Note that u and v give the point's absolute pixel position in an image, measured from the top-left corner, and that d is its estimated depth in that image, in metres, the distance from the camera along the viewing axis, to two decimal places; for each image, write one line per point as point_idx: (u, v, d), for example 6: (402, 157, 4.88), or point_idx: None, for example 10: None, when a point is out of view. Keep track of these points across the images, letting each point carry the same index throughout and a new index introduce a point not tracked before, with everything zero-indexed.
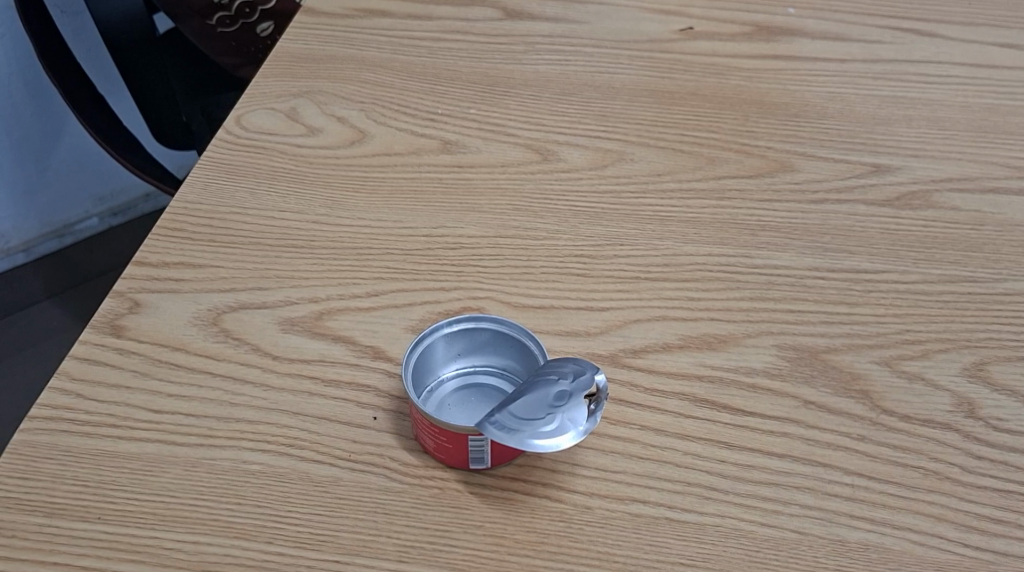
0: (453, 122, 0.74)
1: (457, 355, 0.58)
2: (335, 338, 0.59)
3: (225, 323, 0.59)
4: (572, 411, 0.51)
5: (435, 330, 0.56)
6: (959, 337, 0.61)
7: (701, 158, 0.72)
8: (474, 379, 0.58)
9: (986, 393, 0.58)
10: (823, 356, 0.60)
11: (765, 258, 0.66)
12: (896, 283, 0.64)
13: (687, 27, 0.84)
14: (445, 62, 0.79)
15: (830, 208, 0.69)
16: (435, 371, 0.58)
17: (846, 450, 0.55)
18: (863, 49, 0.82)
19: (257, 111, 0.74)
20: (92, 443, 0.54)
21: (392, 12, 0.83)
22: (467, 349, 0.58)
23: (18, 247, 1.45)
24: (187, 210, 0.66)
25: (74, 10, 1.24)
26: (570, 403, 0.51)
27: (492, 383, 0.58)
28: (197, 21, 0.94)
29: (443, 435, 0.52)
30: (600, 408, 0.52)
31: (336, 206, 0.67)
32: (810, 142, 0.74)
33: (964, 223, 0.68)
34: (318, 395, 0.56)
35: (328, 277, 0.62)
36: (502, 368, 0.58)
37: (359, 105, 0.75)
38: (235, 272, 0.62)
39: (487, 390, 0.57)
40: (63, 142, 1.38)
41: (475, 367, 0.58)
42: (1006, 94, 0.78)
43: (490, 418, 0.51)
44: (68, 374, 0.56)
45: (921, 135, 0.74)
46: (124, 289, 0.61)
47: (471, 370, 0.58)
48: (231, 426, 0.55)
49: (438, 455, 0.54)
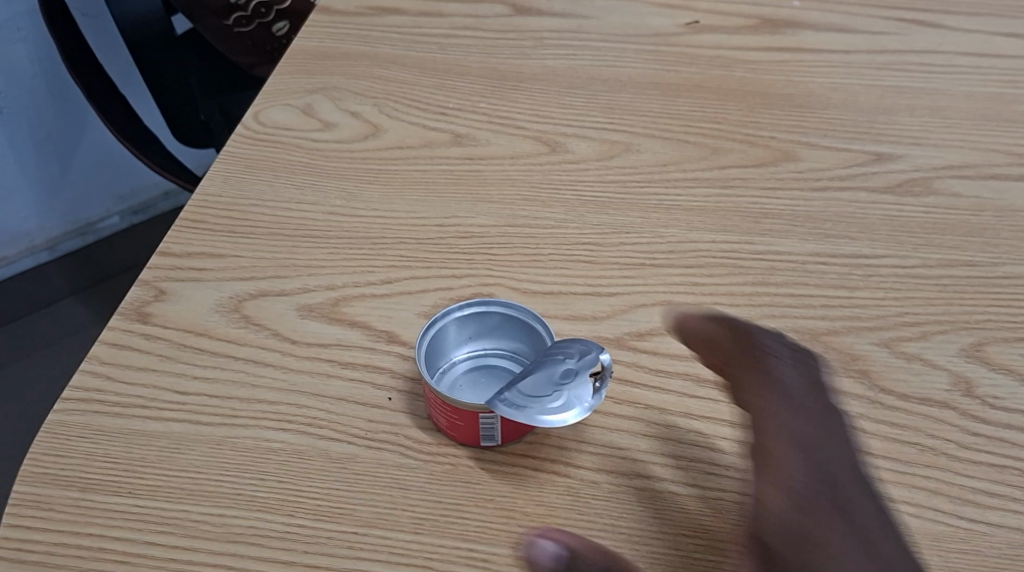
0: (464, 116, 0.76)
1: (468, 338, 0.60)
2: (351, 323, 0.61)
3: (246, 309, 0.62)
4: (576, 387, 0.54)
5: (446, 314, 0.59)
6: (957, 319, 0.63)
7: (706, 149, 0.74)
8: (485, 361, 0.60)
9: (983, 372, 0.60)
10: (824, 338, 0.62)
11: (767, 244, 0.67)
12: (897, 268, 0.66)
13: (693, 21, 0.85)
14: (456, 58, 0.81)
15: (833, 196, 0.71)
16: (448, 354, 0.60)
17: (845, 427, 0.57)
18: (867, 40, 0.84)
19: (275, 107, 0.76)
20: (123, 423, 0.56)
21: (404, 9, 0.85)
22: (477, 332, 0.60)
23: (42, 245, 1.48)
24: (207, 203, 0.68)
25: (96, 12, 1.27)
26: (575, 379, 0.54)
27: (502, 365, 0.60)
28: (215, 22, 0.97)
29: (455, 414, 0.54)
30: (603, 386, 0.54)
31: (351, 197, 0.70)
32: (813, 131, 0.75)
33: (964, 209, 0.70)
34: (335, 377, 0.59)
35: (345, 266, 0.65)
36: (512, 350, 0.60)
37: (372, 100, 0.77)
38: (254, 262, 0.65)
39: (495, 370, 0.60)
40: (85, 141, 1.41)
41: (486, 350, 0.60)
42: (1010, 83, 0.80)
43: (501, 396, 0.53)
44: (98, 359, 0.59)
45: (923, 124, 0.76)
46: (150, 278, 0.63)
47: (482, 353, 0.60)
48: (254, 406, 0.57)
49: (450, 433, 0.56)
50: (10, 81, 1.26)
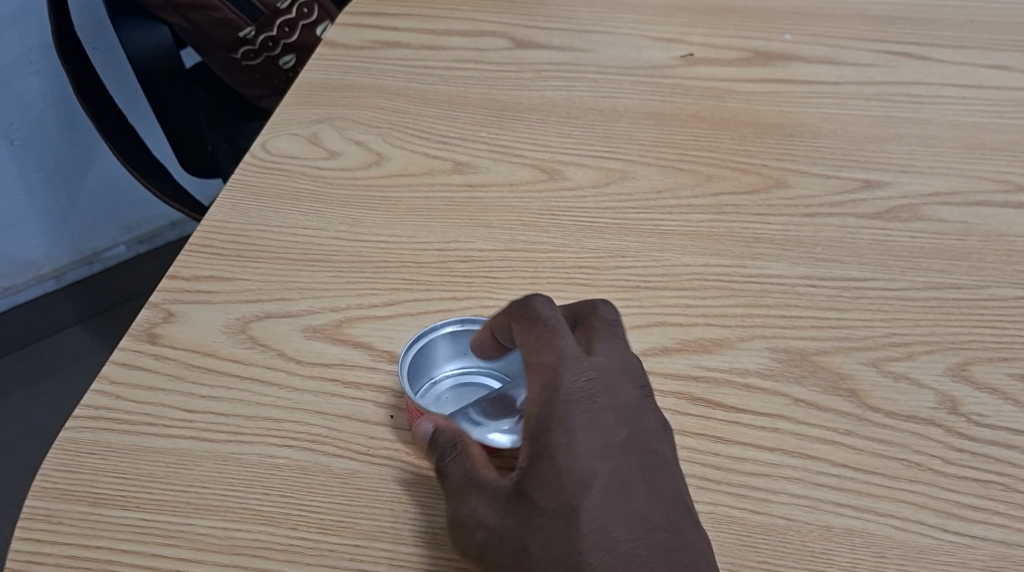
0: (464, 145, 0.79)
1: (456, 355, 0.62)
2: (354, 344, 0.63)
3: (253, 330, 0.64)
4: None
5: (433, 330, 0.61)
6: (944, 340, 0.65)
7: (700, 176, 0.76)
8: (471, 379, 0.62)
9: (968, 390, 0.62)
10: (813, 357, 0.63)
11: (759, 268, 0.69)
12: (885, 290, 0.68)
13: (687, 54, 0.88)
14: (457, 89, 0.84)
15: (823, 221, 0.73)
16: (434, 370, 0.62)
17: (833, 443, 0.59)
18: (857, 72, 0.86)
19: (282, 136, 0.79)
20: (132, 440, 0.58)
21: (408, 44, 0.88)
22: (463, 350, 0.62)
23: (49, 274, 1.50)
24: (216, 228, 0.71)
25: (107, 46, 1.30)
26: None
27: (487, 382, 0.62)
28: (222, 55, 1.01)
29: (425, 426, 0.57)
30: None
31: (355, 223, 0.72)
32: (803, 160, 0.78)
33: (951, 234, 0.72)
34: (338, 396, 0.60)
35: (348, 289, 0.67)
36: (498, 369, 0.62)
37: (376, 130, 0.80)
38: (261, 285, 0.67)
39: (481, 385, 0.61)
40: (93, 172, 1.44)
41: (473, 368, 0.62)
42: (995, 113, 0.82)
43: (469, 409, 0.57)
44: (109, 378, 0.61)
45: (910, 152, 0.78)
46: (159, 300, 0.65)
47: (469, 371, 0.62)
48: (259, 423, 0.59)
49: (424, 445, 0.58)
50: (23, 113, 1.30)
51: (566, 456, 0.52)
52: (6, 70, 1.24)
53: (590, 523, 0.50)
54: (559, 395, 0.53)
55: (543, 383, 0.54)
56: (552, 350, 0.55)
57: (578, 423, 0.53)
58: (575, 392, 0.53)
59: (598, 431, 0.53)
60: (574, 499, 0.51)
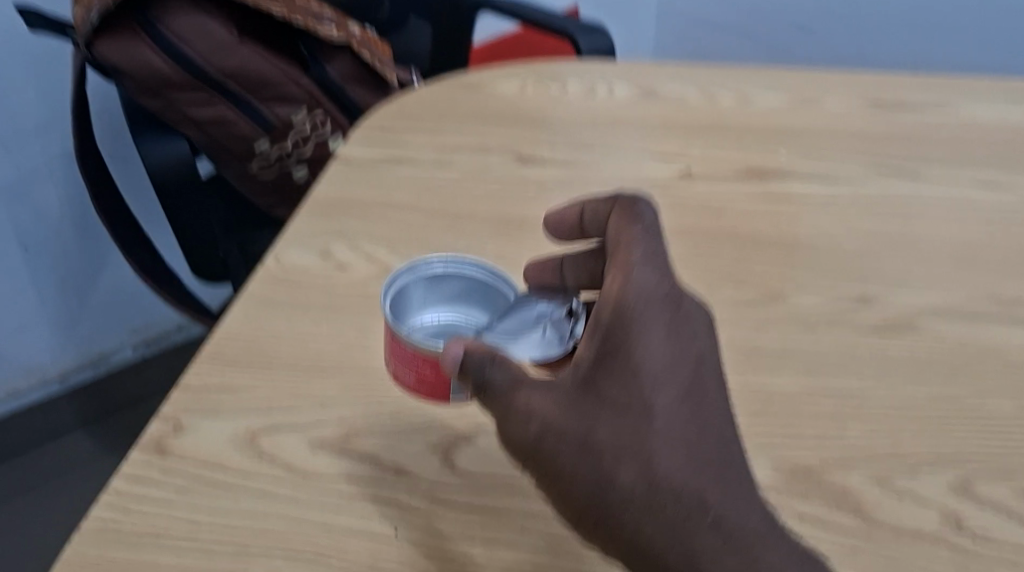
0: (471, 258, 0.80)
1: (426, 300, 0.72)
2: (361, 457, 0.64)
3: (262, 443, 0.64)
4: (550, 324, 0.65)
5: (411, 275, 0.71)
6: (945, 455, 0.65)
7: (701, 287, 0.78)
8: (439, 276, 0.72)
9: (973, 507, 0.62)
10: (818, 474, 0.64)
11: (763, 380, 0.70)
12: (885, 403, 0.69)
13: (685, 170, 0.91)
14: (464, 204, 0.86)
15: (824, 334, 0.74)
16: (409, 316, 0.72)
17: (840, 560, 0.59)
18: (850, 188, 0.89)
19: (294, 249, 0.80)
20: (136, 554, 0.58)
21: (416, 160, 0.92)
22: (434, 296, 0.72)
23: (54, 376, 1.51)
24: (227, 339, 0.71)
25: (126, 156, 1.33)
26: (548, 319, 0.65)
27: (456, 314, 0.72)
28: (239, 166, 1.11)
29: (428, 368, 0.66)
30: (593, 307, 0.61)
31: (366, 334, 0.73)
32: (802, 273, 0.80)
33: (949, 349, 0.73)
34: (344, 509, 0.61)
35: (357, 401, 0.68)
36: (463, 309, 0.73)
37: (386, 244, 0.82)
38: (270, 397, 0.68)
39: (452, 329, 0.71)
40: (104, 277, 1.47)
41: (440, 311, 0.73)
42: (984, 229, 0.84)
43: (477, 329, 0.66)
44: (117, 492, 0.61)
45: (905, 268, 0.80)
46: (168, 413, 0.66)
47: (436, 312, 0.72)
48: (264, 538, 0.59)
49: (419, 390, 0.67)
50: (39, 221, 1.33)
51: (643, 344, 0.54)
52: (26, 178, 1.28)
53: (654, 443, 0.52)
54: (645, 286, 0.57)
55: (620, 280, 0.57)
56: (642, 251, 0.59)
57: (659, 321, 0.56)
58: (653, 291, 0.56)
59: (677, 341, 0.55)
60: (644, 387, 0.53)
